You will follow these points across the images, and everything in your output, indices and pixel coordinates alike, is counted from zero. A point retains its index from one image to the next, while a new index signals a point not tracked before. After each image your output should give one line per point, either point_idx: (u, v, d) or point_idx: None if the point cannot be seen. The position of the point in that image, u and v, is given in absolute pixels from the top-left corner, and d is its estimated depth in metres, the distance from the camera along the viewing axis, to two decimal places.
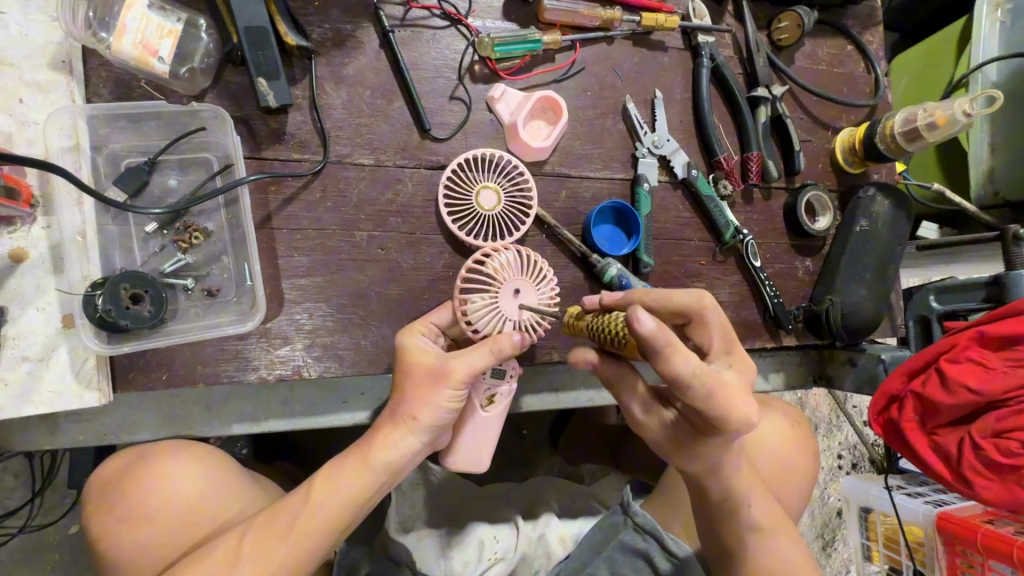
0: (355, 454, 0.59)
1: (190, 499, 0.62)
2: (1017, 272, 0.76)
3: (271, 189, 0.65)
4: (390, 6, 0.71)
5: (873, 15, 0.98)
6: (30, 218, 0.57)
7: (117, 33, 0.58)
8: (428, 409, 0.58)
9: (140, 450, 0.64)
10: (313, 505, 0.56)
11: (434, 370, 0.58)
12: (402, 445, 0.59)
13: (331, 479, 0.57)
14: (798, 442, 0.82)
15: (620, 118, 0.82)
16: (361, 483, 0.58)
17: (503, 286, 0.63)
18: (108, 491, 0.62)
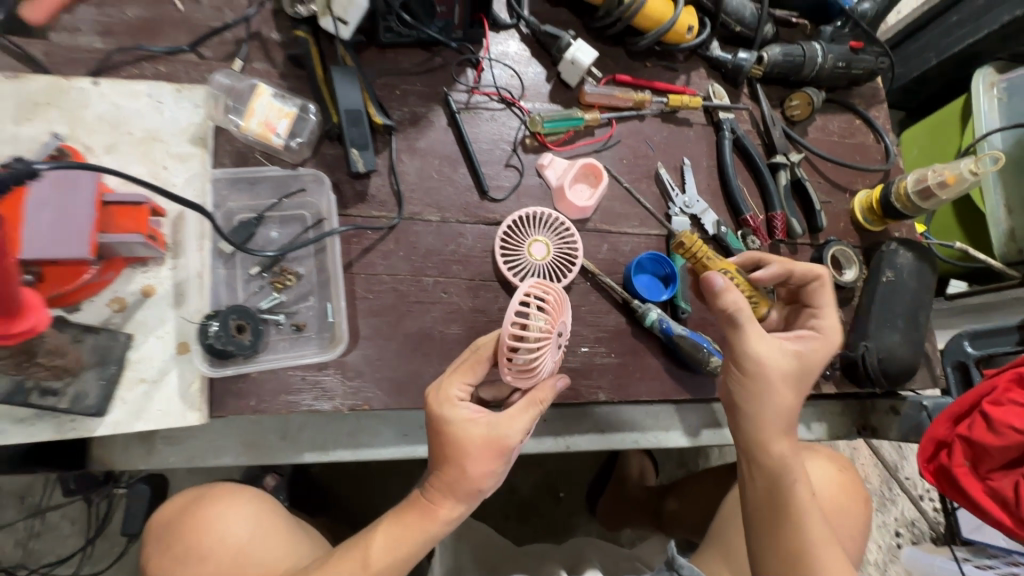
0: (413, 514, 0.61)
1: (243, 540, 0.66)
2: None
3: (354, 240, 0.75)
4: (457, 93, 0.85)
5: (876, 95, 1.10)
6: (161, 261, 0.67)
7: (248, 116, 0.72)
8: (489, 475, 0.61)
9: (204, 492, 0.71)
10: (376, 563, 0.60)
11: (499, 440, 0.59)
12: (460, 505, 0.61)
13: (391, 537, 0.61)
14: (852, 493, 0.82)
15: (653, 182, 0.92)
16: (420, 539, 0.61)
17: (557, 334, 0.62)
18: (173, 528, 0.68)
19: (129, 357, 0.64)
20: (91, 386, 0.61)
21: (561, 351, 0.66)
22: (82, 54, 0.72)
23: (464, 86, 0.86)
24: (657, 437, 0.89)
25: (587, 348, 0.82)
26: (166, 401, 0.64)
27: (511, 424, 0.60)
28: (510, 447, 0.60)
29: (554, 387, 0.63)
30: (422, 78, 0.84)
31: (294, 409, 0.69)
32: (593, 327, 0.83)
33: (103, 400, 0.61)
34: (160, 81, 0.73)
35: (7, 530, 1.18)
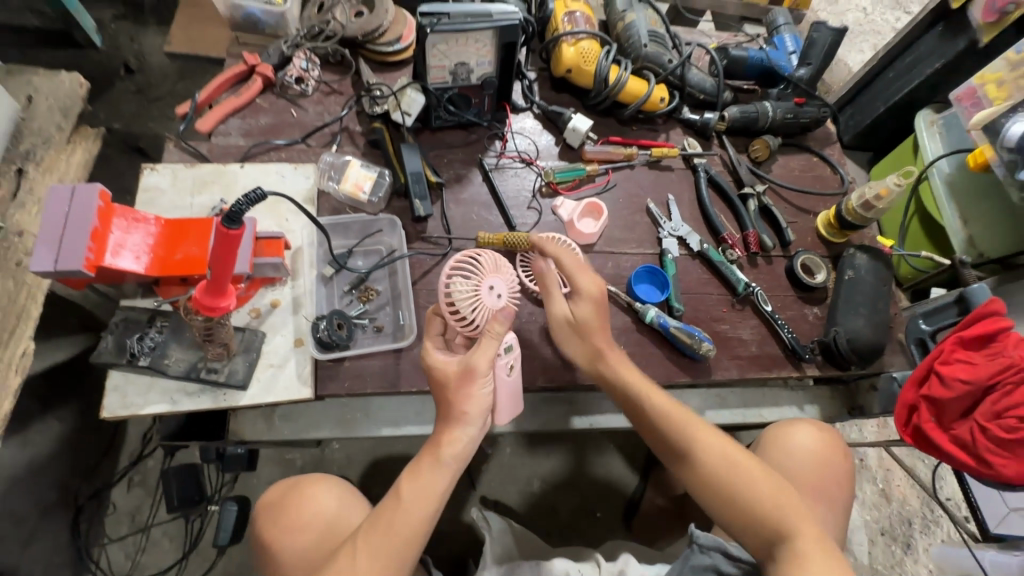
0: (427, 459, 0.82)
1: (334, 511, 0.92)
2: (971, 287, 0.94)
3: (418, 264, 1.01)
4: (489, 157, 1.14)
5: (829, 138, 1.35)
6: (285, 281, 0.94)
7: (343, 181, 1.01)
8: (472, 401, 0.82)
9: (297, 480, 0.97)
10: (405, 499, 0.79)
11: (467, 368, 0.82)
12: (463, 434, 0.82)
13: (415, 481, 0.80)
14: (827, 466, 0.95)
15: (645, 213, 1.16)
16: (437, 480, 0.80)
17: (480, 286, 0.89)
18: (279, 508, 0.93)
19: (263, 348, 0.88)
20: (239, 367, 0.85)
21: (502, 295, 0.90)
22: (232, 149, 1.05)
23: (494, 152, 1.15)
24: None
25: None
26: (288, 380, 0.88)
27: (473, 355, 0.83)
28: (476, 372, 0.82)
29: (500, 321, 0.83)
30: (463, 149, 1.13)
31: (377, 388, 0.92)
32: None
33: (246, 377, 0.85)
34: (284, 163, 1.04)
35: (121, 543, 1.40)
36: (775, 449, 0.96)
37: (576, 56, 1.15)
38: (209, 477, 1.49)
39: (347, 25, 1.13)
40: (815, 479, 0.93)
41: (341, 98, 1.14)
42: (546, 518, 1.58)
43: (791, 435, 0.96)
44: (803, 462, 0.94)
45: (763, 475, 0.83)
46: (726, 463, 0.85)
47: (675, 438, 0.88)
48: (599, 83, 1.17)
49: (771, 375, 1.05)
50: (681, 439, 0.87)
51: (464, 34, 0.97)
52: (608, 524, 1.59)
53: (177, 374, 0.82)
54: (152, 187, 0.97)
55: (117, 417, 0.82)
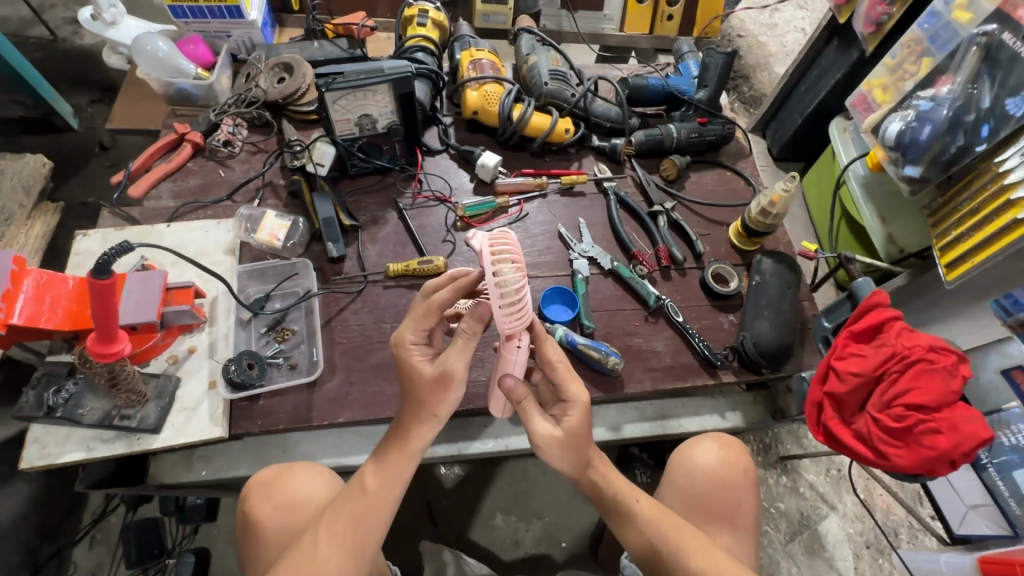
0: (393, 450, 0.78)
1: (322, 498, 0.87)
2: (857, 281, 0.95)
3: (333, 302, 1.07)
4: (405, 198, 1.21)
5: (740, 152, 1.40)
6: (202, 328, 0.99)
7: (259, 230, 1.09)
8: (445, 404, 0.78)
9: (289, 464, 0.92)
10: (368, 488, 0.77)
11: (443, 378, 0.75)
12: (427, 431, 0.78)
13: (380, 471, 0.78)
14: (731, 482, 0.99)
15: (557, 238, 1.22)
16: (400, 472, 0.78)
17: (519, 286, 0.75)
18: (266, 488, 0.88)
19: (178, 393, 0.93)
20: (151, 412, 0.90)
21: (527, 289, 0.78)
22: (161, 210, 1.14)
23: (410, 193, 1.22)
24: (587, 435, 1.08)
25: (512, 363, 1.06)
26: (200, 421, 0.92)
27: (449, 359, 0.75)
28: (451, 382, 0.76)
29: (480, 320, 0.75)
30: (379, 192, 1.21)
31: (288, 423, 0.95)
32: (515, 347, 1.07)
33: (159, 420, 0.90)
34: (208, 219, 1.12)
35: None
36: (680, 472, 1.01)
37: (480, 99, 1.25)
38: (170, 530, 1.50)
39: (268, 90, 1.24)
40: (715, 496, 0.98)
41: (266, 156, 1.23)
42: (509, 551, 1.55)
43: (695, 454, 1.01)
44: (704, 479, 0.99)
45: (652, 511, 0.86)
46: (669, 540, 0.84)
47: (621, 518, 0.87)
48: (504, 121, 1.25)
49: (686, 385, 1.07)
50: (632, 522, 0.86)
51: (360, 89, 1.06)
52: (574, 554, 1.56)
53: (91, 423, 0.87)
54: (82, 250, 1.04)
55: (35, 468, 0.86)
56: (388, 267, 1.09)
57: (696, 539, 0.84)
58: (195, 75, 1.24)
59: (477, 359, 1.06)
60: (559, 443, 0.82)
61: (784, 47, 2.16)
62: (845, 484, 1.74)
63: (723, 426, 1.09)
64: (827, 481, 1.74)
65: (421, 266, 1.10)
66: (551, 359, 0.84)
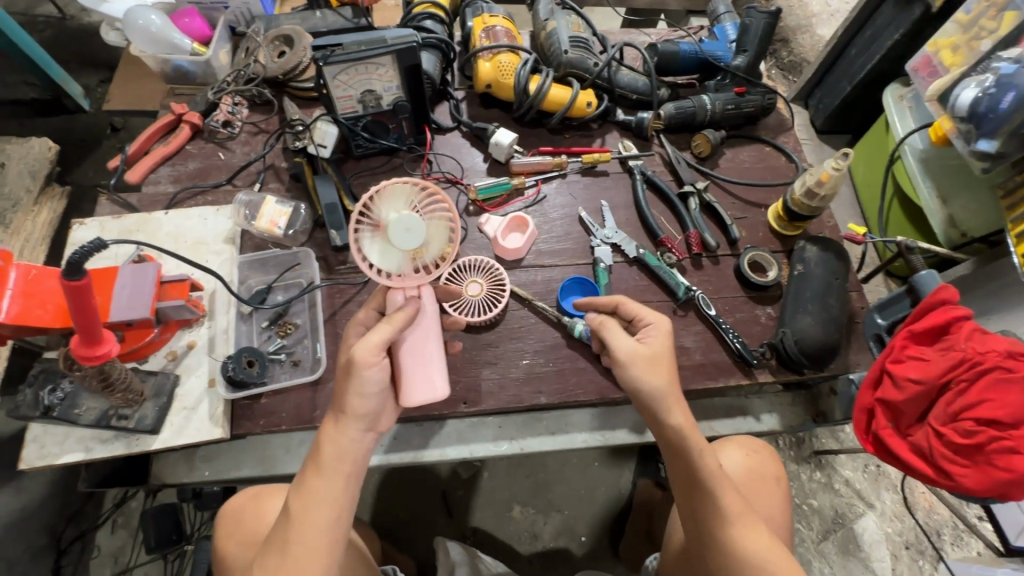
0: (309, 468, 0.68)
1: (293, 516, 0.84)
2: (918, 275, 0.83)
3: (337, 295, 1.00)
4: (413, 181, 1.13)
5: (782, 125, 1.27)
6: (201, 323, 0.94)
7: (258, 218, 1.01)
8: (354, 399, 0.69)
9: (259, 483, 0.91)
10: (294, 512, 0.66)
11: (348, 367, 0.70)
12: (345, 436, 0.69)
13: (304, 495, 0.67)
14: (763, 486, 0.90)
15: (578, 223, 1.12)
16: (330, 492, 0.67)
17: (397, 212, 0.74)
18: (237, 514, 0.87)
19: (177, 392, 0.89)
20: (149, 412, 0.86)
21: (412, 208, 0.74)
22: (160, 197, 1.09)
23: (418, 176, 1.14)
24: (608, 436, 1.01)
25: (527, 360, 0.98)
26: (200, 421, 0.87)
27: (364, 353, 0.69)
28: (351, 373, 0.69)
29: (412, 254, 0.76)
30: (386, 175, 1.13)
31: (291, 424, 0.90)
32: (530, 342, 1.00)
33: (157, 421, 0.86)
34: (207, 206, 1.06)
35: None
36: None
37: (493, 70, 1.14)
38: (189, 515, 1.51)
39: (268, 66, 1.16)
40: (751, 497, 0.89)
41: (267, 136, 1.16)
42: (527, 544, 1.51)
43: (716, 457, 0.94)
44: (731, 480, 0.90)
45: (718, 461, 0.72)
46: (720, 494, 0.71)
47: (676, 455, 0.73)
48: (520, 95, 1.15)
49: (718, 385, 0.98)
50: (690, 464, 0.72)
51: (362, 62, 0.96)
52: (595, 547, 1.51)
53: (88, 423, 0.84)
54: (79, 241, 1.00)
55: (34, 468, 0.84)
56: None
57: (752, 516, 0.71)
58: (191, 51, 1.17)
59: (489, 355, 0.99)
60: (647, 359, 0.75)
61: (828, 5, 1.96)
62: (884, 481, 1.63)
63: (758, 430, 1.00)
64: (864, 478, 1.63)
65: None
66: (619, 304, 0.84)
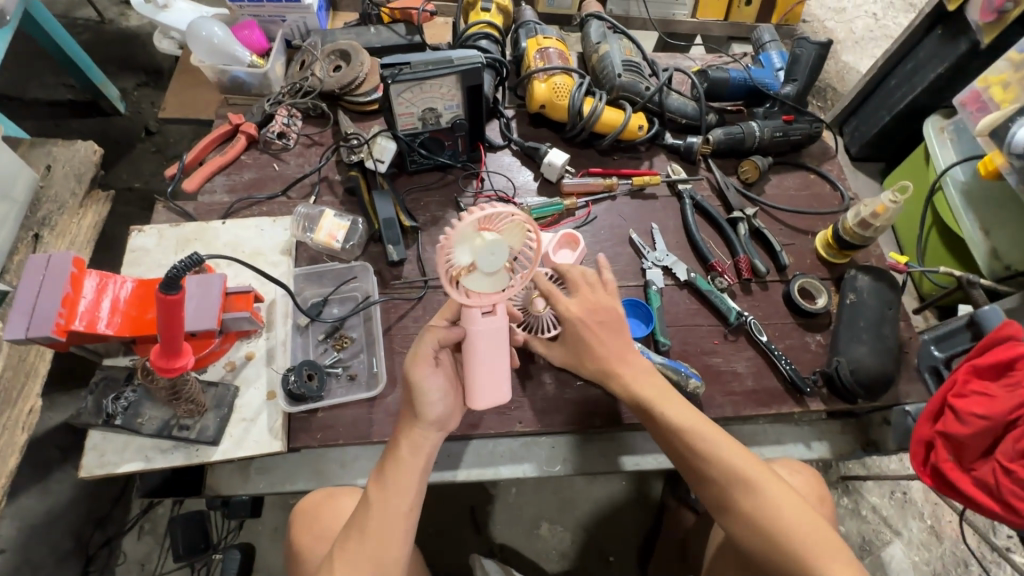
0: (389, 460, 0.75)
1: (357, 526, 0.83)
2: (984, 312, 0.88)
3: (392, 310, 1.01)
4: (465, 198, 1.14)
5: (826, 153, 1.28)
6: (260, 334, 0.95)
7: (317, 231, 1.02)
8: (428, 406, 0.75)
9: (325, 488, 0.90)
10: (373, 498, 0.72)
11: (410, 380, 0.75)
12: (420, 434, 0.76)
13: (384, 482, 0.73)
14: (814, 508, 0.89)
15: (628, 245, 1.12)
16: (407, 479, 0.73)
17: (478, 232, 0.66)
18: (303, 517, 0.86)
19: (236, 403, 0.89)
20: (210, 423, 0.86)
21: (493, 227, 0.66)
22: (215, 206, 1.09)
23: (471, 193, 1.15)
24: (657, 459, 1.01)
25: (581, 382, 0.99)
26: (259, 434, 0.87)
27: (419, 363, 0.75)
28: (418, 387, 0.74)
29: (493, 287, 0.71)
30: (439, 191, 1.14)
31: (349, 438, 0.90)
32: None
33: (218, 432, 0.86)
34: (264, 218, 1.07)
35: None
36: None
37: (548, 91, 1.16)
38: (215, 523, 1.49)
39: (324, 79, 1.17)
40: None
41: (321, 149, 1.17)
42: (554, 562, 1.49)
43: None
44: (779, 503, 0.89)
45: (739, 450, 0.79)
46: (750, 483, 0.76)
47: (690, 467, 0.80)
48: (573, 116, 1.16)
49: (771, 411, 0.98)
50: (707, 471, 0.78)
51: (427, 81, 0.98)
52: (623, 568, 1.49)
53: (150, 432, 0.83)
54: (138, 248, 1.01)
55: (93, 476, 0.83)
56: None
57: (786, 493, 0.76)
58: (249, 62, 1.18)
59: (543, 375, 0.99)
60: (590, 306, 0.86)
61: (855, 33, 1.99)
62: (911, 508, 1.61)
63: (808, 458, 1.01)
64: (891, 504, 1.62)
65: None
66: (577, 281, 0.88)
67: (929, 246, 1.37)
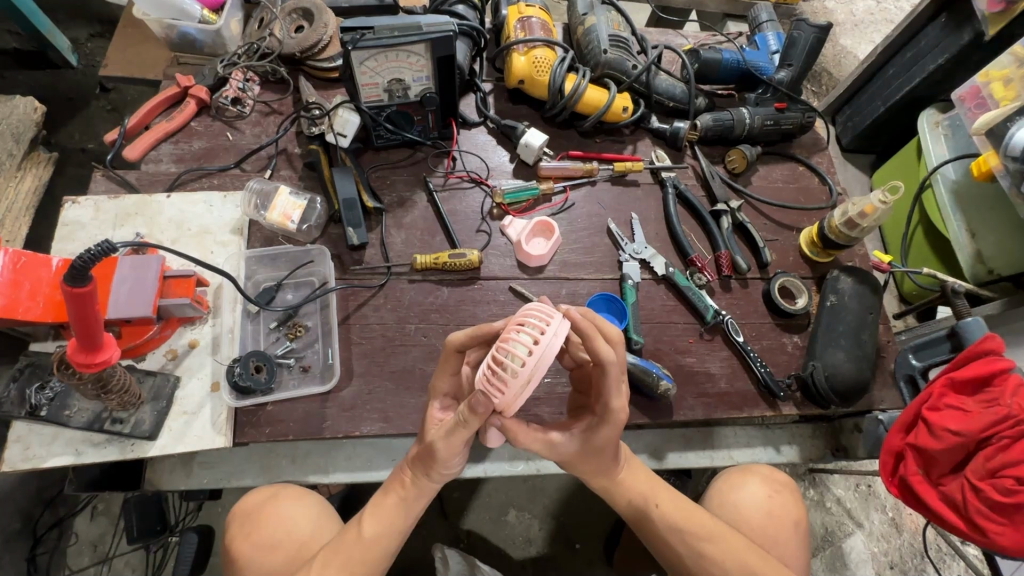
0: (394, 493, 0.75)
1: (308, 534, 0.80)
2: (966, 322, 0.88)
3: (351, 297, 0.94)
4: (435, 178, 1.06)
5: (817, 144, 1.23)
6: (205, 320, 0.88)
7: (271, 210, 0.95)
8: (454, 459, 0.71)
9: (276, 488, 0.84)
10: (367, 533, 0.73)
11: (429, 447, 0.70)
12: (430, 486, 0.74)
13: (378, 516, 0.74)
14: (778, 528, 0.86)
15: (605, 235, 1.06)
16: (404, 516, 0.74)
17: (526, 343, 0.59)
18: (249, 517, 0.81)
19: (177, 394, 0.83)
20: (146, 416, 0.80)
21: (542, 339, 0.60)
22: (161, 176, 1.00)
23: (440, 173, 1.07)
24: None
25: (549, 378, 0.92)
26: (201, 428, 0.82)
27: (437, 439, 0.69)
28: (437, 457, 0.70)
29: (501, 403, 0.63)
30: (407, 169, 1.06)
31: (299, 434, 0.85)
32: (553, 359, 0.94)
33: (155, 426, 0.80)
34: (213, 192, 0.98)
35: None
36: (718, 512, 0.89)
37: (528, 65, 1.08)
38: (173, 505, 1.44)
39: (284, 41, 1.08)
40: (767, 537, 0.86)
41: (280, 118, 1.08)
42: (520, 549, 1.48)
43: (735, 493, 0.89)
44: (750, 520, 0.86)
45: (693, 510, 0.78)
46: (704, 541, 0.76)
47: (650, 531, 0.79)
48: (554, 94, 1.08)
49: (742, 415, 0.95)
50: (665, 536, 0.77)
51: (393, 49, 0.89)
52: (589, 556, 1.48)
53: (79, 426, 0.77)
54: (71, 221, 0.92)
55: (18, 470, 0.77)
56: (417, 257, 0.96)
57: (721, 531, 0.77)
58: (201, 18, 1.07)
59: None
60: (621, 378, 0.66)
61: (854, 15, 1.91)
62: (874, 501, 1.61)
63: (776, 461, 0.99)
64: (856, 497, 1.62)
65: (453, 259, 0.96)
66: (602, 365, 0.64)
67: (913, 245, 1.34)
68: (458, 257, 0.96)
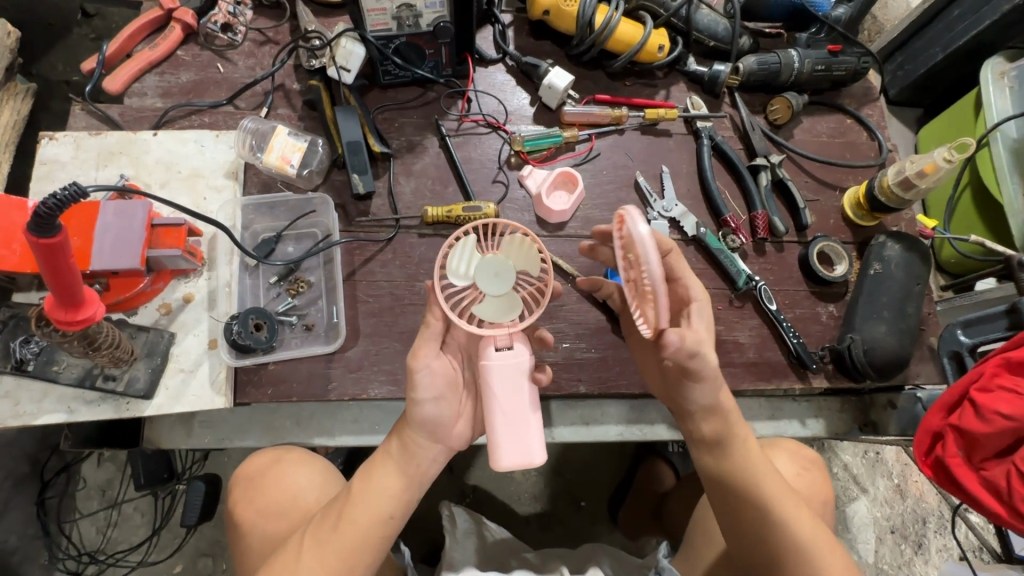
0: (384, 462, 0.71)
1: (312, 499, 0.77)
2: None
3: (357, 251, 0.87)
4: (448, 122, 0.96)
5: (869, 93, 1.11)
6: (199, 272, 0.82)
7: (268, 152, 0.86)
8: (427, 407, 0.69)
9: (279, 453, 0.81)
10: (356, 503, 0.68)
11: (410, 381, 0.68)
12: (415, 447, 0.70)
13: (369, 484, 0.70)
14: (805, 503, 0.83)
15: (633, 190, 0.97)
16: (402, 487, 0.70)
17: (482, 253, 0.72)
18: (252, 482, 0.79)
19: (173, 351, 0.78)
20: (141, 374, 0.75)
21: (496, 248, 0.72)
22: (146, 112, 0.91)
23: (454, 115, 0.97)
24: (644, 430, 0.95)
25: (568, 343, 0.88)
26: (199, 387, 0.77)
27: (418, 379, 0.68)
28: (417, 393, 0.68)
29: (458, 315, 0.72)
30: (417, 110, 0.96)
31: (302, 396, 0.80)
32: (572, 325, 0.89)
33: (150, 385, 0.75)
34: (205, 131, 0.89)
35: (91, 519, 1.35)
36: None
37: None
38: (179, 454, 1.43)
39: None
40: None
41: (276, 49, 0.97)
42: (526, 505, 1.48)
43: None
44: None
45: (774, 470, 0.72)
46: (784, 502, 0.70)
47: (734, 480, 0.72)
48: (582, 29, 0.96)
49: (770, 387, 0.90)
50: (749, 488, 0.70)
51: None
52: (593, 514, 1.49)
53: (69, 382, 0.73)
54: (50, 159, 0.84)
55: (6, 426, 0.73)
56: (428, 206, 0.89)
57: (798, 503, 0.70)
58: None
59: None
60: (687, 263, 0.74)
61: None
62: (882, 468, 1.59)
63: (801, 435, 0.95)
64: (863, 464, 1.59)
65: (468, 213, 0.88)
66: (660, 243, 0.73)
67: (959, 210, 1.24)
68: (473, 209, 0.88)
